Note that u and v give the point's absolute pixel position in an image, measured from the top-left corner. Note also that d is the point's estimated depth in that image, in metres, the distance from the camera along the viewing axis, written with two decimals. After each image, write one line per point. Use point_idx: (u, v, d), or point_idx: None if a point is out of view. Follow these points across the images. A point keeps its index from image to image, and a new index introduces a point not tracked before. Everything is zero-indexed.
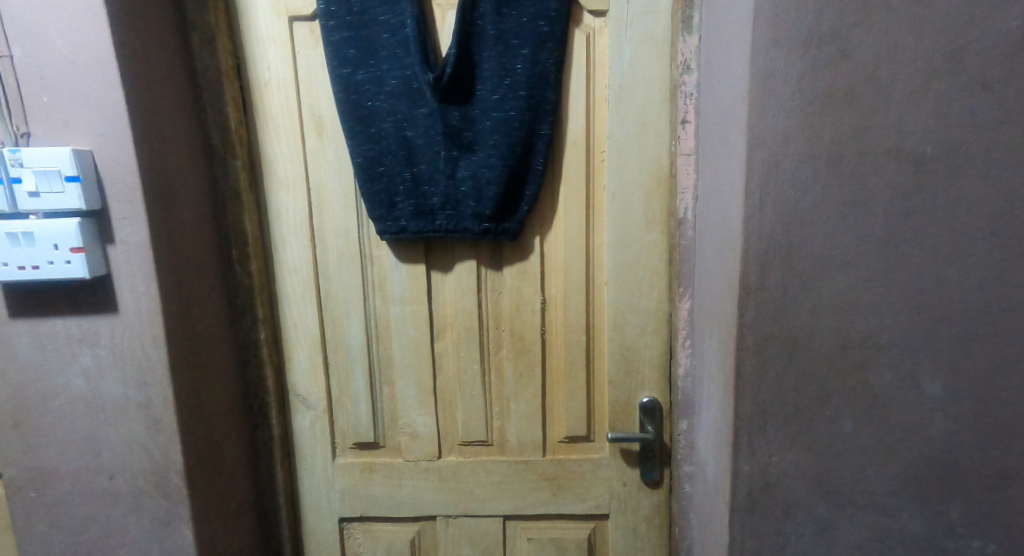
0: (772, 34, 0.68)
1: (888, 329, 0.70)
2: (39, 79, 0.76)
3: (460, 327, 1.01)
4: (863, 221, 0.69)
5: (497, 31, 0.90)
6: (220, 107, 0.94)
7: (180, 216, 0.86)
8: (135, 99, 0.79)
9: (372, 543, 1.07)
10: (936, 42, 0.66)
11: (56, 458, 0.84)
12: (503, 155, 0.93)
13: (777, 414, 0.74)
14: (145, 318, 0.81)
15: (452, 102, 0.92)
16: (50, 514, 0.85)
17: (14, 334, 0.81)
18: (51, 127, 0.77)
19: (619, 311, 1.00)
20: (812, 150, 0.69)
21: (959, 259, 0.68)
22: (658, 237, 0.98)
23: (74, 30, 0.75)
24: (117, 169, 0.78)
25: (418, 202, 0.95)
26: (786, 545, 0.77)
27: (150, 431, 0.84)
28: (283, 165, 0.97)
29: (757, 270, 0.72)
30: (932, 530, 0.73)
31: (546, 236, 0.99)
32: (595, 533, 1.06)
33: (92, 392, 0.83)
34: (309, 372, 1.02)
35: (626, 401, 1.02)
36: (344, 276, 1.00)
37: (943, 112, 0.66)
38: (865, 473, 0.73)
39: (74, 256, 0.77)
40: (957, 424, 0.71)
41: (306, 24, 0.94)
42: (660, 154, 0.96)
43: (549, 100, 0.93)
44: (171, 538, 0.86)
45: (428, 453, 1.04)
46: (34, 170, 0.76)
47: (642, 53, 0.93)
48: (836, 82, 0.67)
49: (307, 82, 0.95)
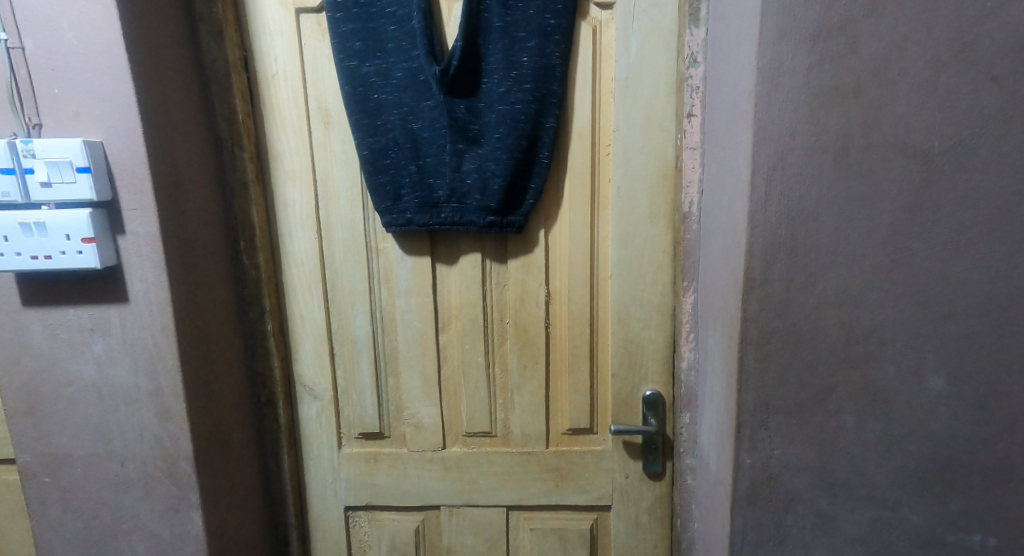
0: (780, 27, 0.67)
1: (891, 324, 0.70)
2: (50, 71, 0.77)
3: (465, 319, 1.02)
4: (869, 216, 0.69)
5: (503, 24, 0.90)
6: (228, 99, 0.94)
7: (189, 208, 0.87)
8: (144, 91, 0.79)
9: (377, 531, 1.08)
10: (945, 36, 0.65)
11: (70, 444, 0.86)
12: (509, 148, 0.93)
13: (779, 408, 0.74)
14: (155, 308, 0.83)
15: (458, 95, 0.92)
16: (64, 499, 0.87)
17: (28, 323, 0.83)
18: (63, 119, 0.78)
19: (623, 304, 1.00)
20: (818, 145, 0.69)
21: (966, 255, 0.68)
22: (663, 231, 0.98)
23: (84, 22, 0.76)
24: (127, 160, 0.79)
25: (424, 194, 0.95)
26: (787, 538, 0.77)
27: (160, 419, 0.85)
28: (290, 157, 0.98)
29: (761, 264, 0.72)
30: (934, 525, 0.73)
31: (551, 229, 0.99)
32: (598, 524, 1.07)
33: (103, 380, 0.84)
34: (316, 362, 1.04)
35: (629, 394, 1.03)
36: (350, 268, 1.01)
37: (952, 106, 0.66)
38: (867, 467, 0.73)
39: (85, 247, 0.78)
40: (959, 420, 0.71)
41: (313, 16, 0.94)
42: (666, 148, 0.95)
43: (555, 93, 0.93)
44: (180, 524, 0.88)
45: (432, 443, 1.06)
46: (46, 161, 0.77)
47: (648, 46, 0.93)
48: (842, 77, 0.67)
49: (314, 75, 0.96)
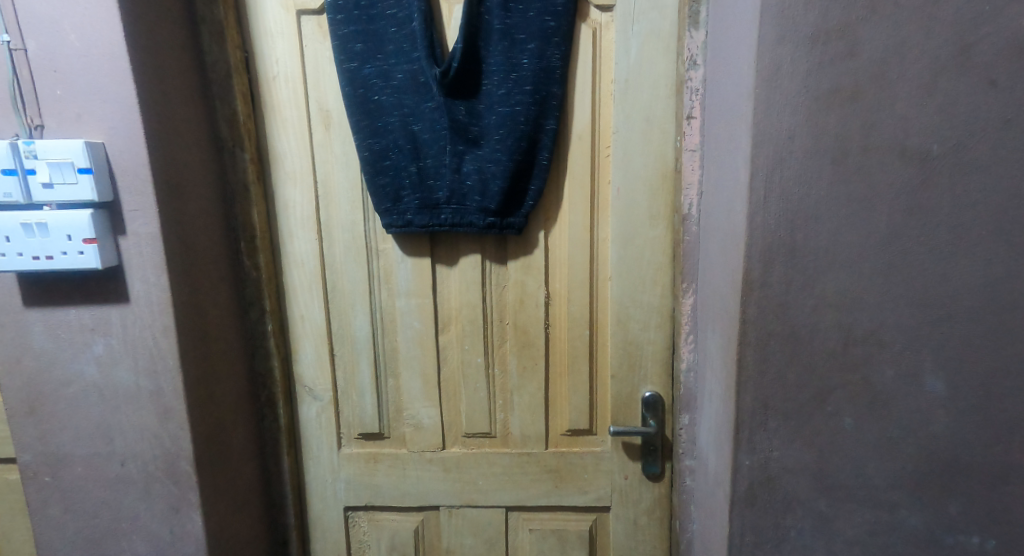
0: (779, 30, 0.68)
1: (890, 326, 0.70)
2: (53, 72, 0.77)
3: (464, 320, 1.02)
4: (867, 219, 0.69)
5: (504, 25, 0.91)
6: (230, 100, 0.94)
7: (190, 208, 0.87)
8: (146, 93, 0.80)
9: (376, 531, 1.09)
10: (943, 40, 0.65)
11: (71, 444, 0.86)
12: (509, 150, 0.93)
13: (778, 410, 0.74)
14: (156, 308, 0.83)
15: (458, 97, 0.92)
16: (65, 499, 0.87)
17: (30, 323, 0.83)
18: (65, 120, 0.78)
19: (622, 305, 1.00)
20: (817, 147, 0.69)
21: (965, 258, 0.68)
22: (663, 233, 0.98)
23: (85, 24, 0.76)
24: (129, 161, 0.80)
25: (424, 196, 0.95)
26: (786, 539, 0.77)
27: (160, 419, 0.85)
28: (291, 158, 0.98)
29: (760, 266, 0.72)
30: (932, 527, 0.73)
31: (550, 231, 1.00)
32: (597, 525, 1.07)
33: (104, 380, 0.84)
34: (316, 362, 1.04)
35: (628, 395, 1.03)
36: (350, 268, 1.01)
37: (950, 110, 0.66)
38: (866, 468, 0.74)
39: (87, 247, 0.78)
40: (957, 422, 0.71)
41: (314, 18, 0.95)
42: (666, 150, 0.96)
43: (556, 95, 0.93)
44: (181, 524, 0.88)
45: (432, 444, 1.06)
46: (48, 162, 0.77)
47: (648, 49, 0.93)
48: (840, 81, 0.67)
49: (314, 77, 0.96)
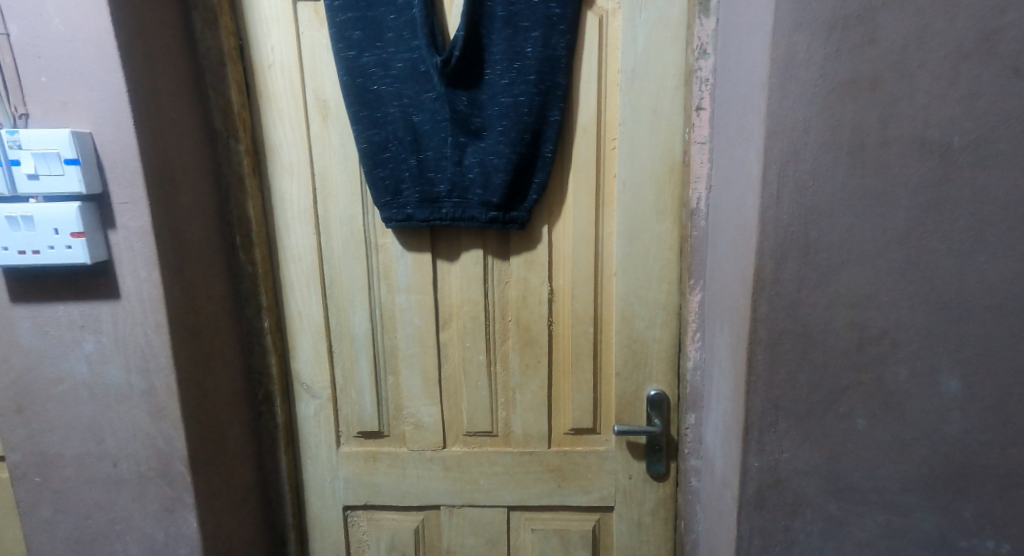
0: (794, 17, 0.65)
1: (906, 325, 0.68)
2: (37, 59, 0.75)
3: (465, 317, 1.00)
4: (884, 215, 0.67)
5: (507, 12, 0.88)
6: (224, 90, 0.92)
7: (182, 200, 0.85)
8: (136, 81, 0.77)
9: (375, 530, 1.07)
10: (967, 27, 0.63)
11: (61, 444, 0.84)
12: (512, 141, 0.90)
13: (789, 410, 0.72)
14: (147, 304, 0.80)
15: (460, 87, 0.89)
16: (55, 500, 0.85)
17: (17, 319, 0.81)
18: (50, 109, 0.76)
19: (628, 302, 0.98)
20: (833, 139, 0.66)
21: (984, 254, 0.66)
22: (669, 227, 0.95)
23: (71, 8, 0.74)
24: (118, 152, 0.77)
25: (425, 188, 0.93)
26: (795, 542, 0.75)
27: (153, 418, 0.83)
28: (288, 150, 0.96)
29: (772, 262, 0.70)
30: (946, 531, 0.71)
31: (554, 225, 0.97)
32: (600, 525, 1.05)
33: (94, 378, 0.82)
34: (314, 360, 1.02)
35: (633, 393, 1.01)
36: (349, 263, 0.99)
37: (973, 100, 0.64)
38: (878, 471, 0.71)
39: (75, 241, 0.76)
40: (973, 424, 0.69)
41: (310, 5, 0.92)
42: (673, 142, 0.93)
43: (560, 85, 0.90)
44: (175, 525, 0.86)
45: (432, 442, 1.04)
46: (32, 152, 0.74)
47: (657, 37, 0.91)
48: (858, 70, 0.65)
49: (312, 66, 0.93)
